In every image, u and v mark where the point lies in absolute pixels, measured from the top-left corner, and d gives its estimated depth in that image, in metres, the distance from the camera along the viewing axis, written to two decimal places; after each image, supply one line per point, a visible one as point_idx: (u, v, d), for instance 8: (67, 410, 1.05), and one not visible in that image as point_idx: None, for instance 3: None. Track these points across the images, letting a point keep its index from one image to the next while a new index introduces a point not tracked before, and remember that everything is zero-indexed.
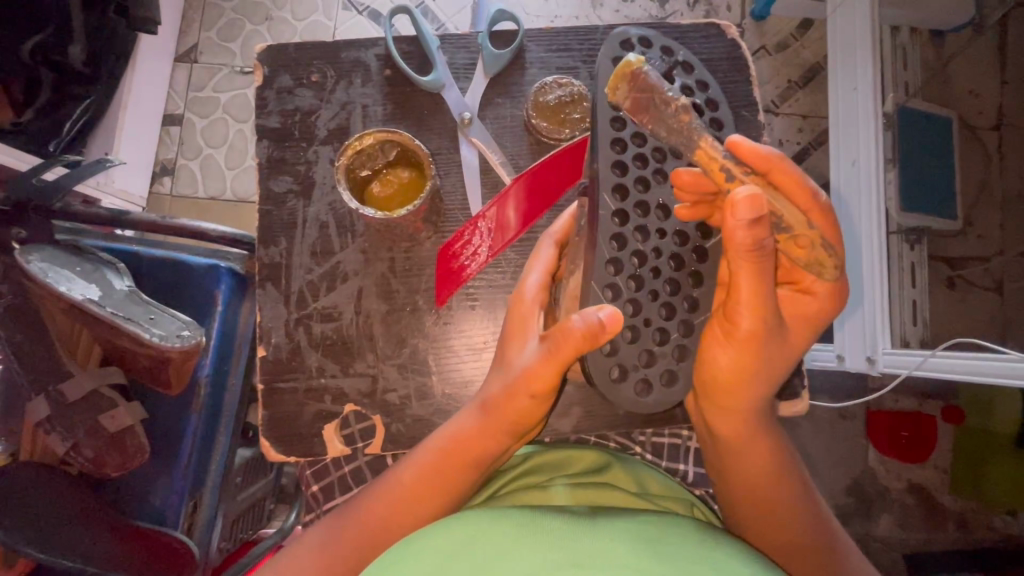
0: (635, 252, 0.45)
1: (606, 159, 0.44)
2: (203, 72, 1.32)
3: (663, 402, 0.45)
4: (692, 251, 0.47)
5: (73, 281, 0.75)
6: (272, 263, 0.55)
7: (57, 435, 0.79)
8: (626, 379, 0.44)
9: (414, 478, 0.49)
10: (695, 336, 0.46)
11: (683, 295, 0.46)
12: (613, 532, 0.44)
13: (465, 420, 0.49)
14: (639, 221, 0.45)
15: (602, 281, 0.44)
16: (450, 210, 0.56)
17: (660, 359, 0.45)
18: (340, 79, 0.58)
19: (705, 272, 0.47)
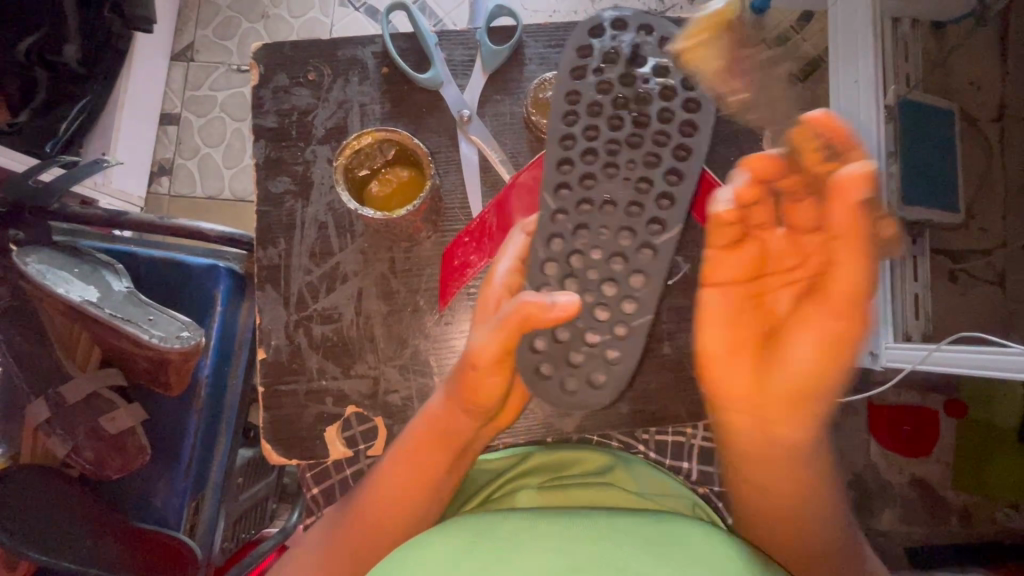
0: (574, 251, 0.46)
1: (553, 156, 0.47)
2: (199, 70, 1.31)
3: (589, 403, 0.44)
4: (642, 248, 0.46)
5: (71, 283, 0.75)
6: (270, 264, 0.55)
7: (58, 438, 0.78)
8: (553, 376, 0.44)
9: (398, 472, 0.49)
10: (628, 340, 0.45)
11: (623, 295, 0.45)
12: (612, 533, 0.43)
13: (436, 401, 0.50)
14: (582, 218, 0.46)
15: (537, 281, 0.46)
16: (449, 209, 0.56)
17: (591, 359, 0.44)
18: (337, 77, 0.57)
19: (651, 271, 0.45)
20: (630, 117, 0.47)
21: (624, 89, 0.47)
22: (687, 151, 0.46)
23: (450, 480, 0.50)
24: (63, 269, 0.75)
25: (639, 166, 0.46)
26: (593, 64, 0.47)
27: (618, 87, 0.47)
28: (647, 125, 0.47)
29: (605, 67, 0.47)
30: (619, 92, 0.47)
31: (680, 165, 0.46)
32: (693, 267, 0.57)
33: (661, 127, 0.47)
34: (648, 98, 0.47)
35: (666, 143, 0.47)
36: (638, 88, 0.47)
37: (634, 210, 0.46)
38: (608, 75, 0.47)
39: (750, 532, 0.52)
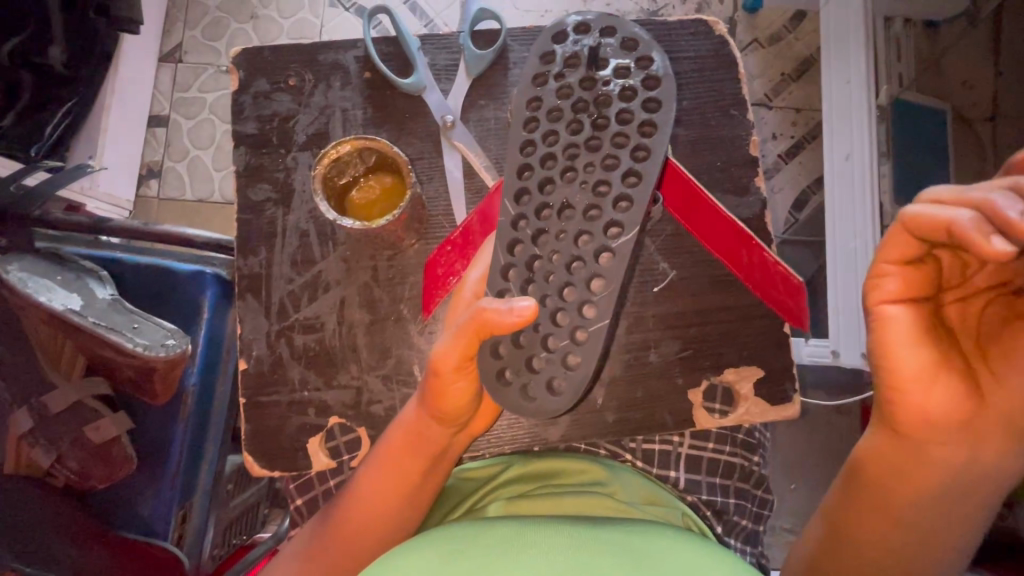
0: (533, 258, 0.45)
1: (512, 163, 0.46)
2: (188, 72, 1.29)
3: (545, 409, 0.42)
4: (599, 252, 0.44)
5: (53, 292, 0.74)
6: (251, 273, 0.54)
7: (42, 448, 0.77)
8: (512, 382, 0.43)
9: (376, 478, 0.49)
10: (588, 345, 0.42)
11: (580, 300, 0.43)
12: (592, 540, 0.43)
13: (409, 407, 0.50)
14: (541, 224, 0.45)
15: (497, 287, 0.45)
16: (433, 216, 0.55)
17: (548, 364, 0.42)
18: (319, 82, 0.56)
19: (608, 275, 0.43)
20: (588, 120, 0.46)
21: (584, 92, 0.46)
22: (646, 152, 0.44)
23: (427, 490, 0.50)
24: (45, 277, 0.75)
25: (598, 169, 0.45)
26: (554, 70, 0.47)
27: (578, 91, 0.46)
28: (606, 127, 0.45)
29: (566, 72, 0.47)
30: (579, 95, 0.46)
31: (637, 166, 0.44)
32: (680, 274, 0.56)
33: (620, 129, 0.45)
34: (607, 100, 0.46)
35: (625, 144, 0.45)
36: (598, 90, 0.46)
37: (592, 214, 0.44)
38: (568, 80, 0.46)
39: (852, 544, 0.46)
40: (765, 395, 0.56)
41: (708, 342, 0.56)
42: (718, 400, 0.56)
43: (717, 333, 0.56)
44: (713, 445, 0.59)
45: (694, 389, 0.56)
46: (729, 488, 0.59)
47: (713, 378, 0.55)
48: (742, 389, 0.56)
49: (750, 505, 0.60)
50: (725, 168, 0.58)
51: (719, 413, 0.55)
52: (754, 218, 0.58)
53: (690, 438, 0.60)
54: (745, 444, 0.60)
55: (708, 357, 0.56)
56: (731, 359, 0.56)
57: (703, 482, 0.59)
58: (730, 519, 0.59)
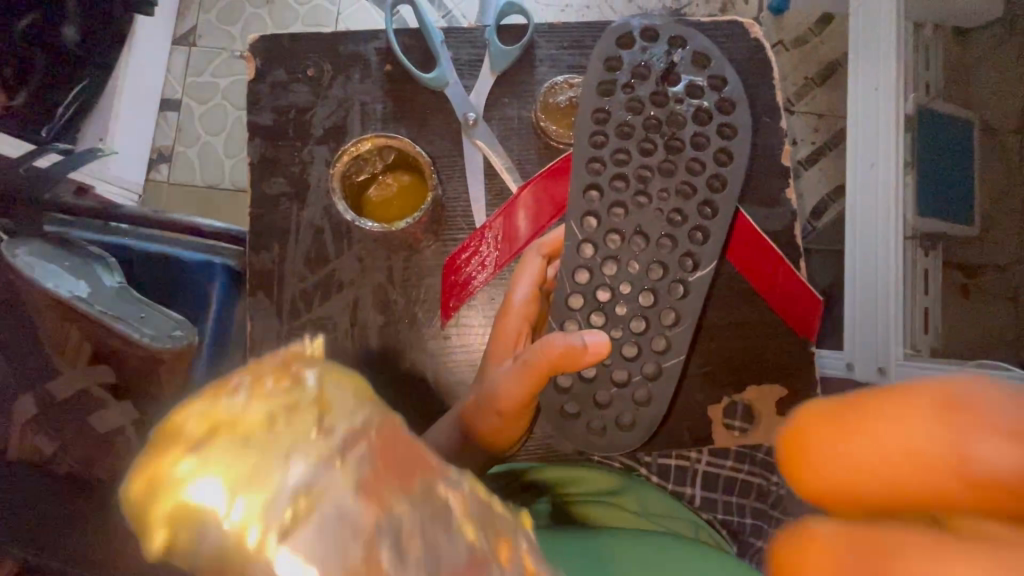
0: (602, 285, 0.44)
1: (579, 182, 0.44)
2: (201, 56, 1.28)
3: (618, 441, 0.44)
4: (674, 285, 0.45)
5: (60, 278, 0.75)
6: (263, 269, 0.52)
7: (44, 437, 0.75)
8: (580, 415, 0.43)
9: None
10: (660, 380, 0.45)
11: (654, 334, 0.45)
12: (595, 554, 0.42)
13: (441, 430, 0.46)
14: (610, 251, 0.44)
15: (561, 316, 0.44)
16: (451, 217, 0.53)
17: (618, 401, 0.44)
18: (337, 73, 0.55)
19: (683, 309, 0.45)
20: (661, 141, 0.45)
21: (656, 110, 0.45)
22: (721, 181, 0.45)
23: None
24: (52, 263, 0.75)
25: (671, 198, 0.45)
26: (623, 80, 0.45)
27: (649, 107, 0.45)
28: (679, 152, 0.45)
29: (634, 83, 0.45)
30: (650, 112, 0.45)
31: (713, 197, 0.45)
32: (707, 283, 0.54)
33: (694, 154, 0.45)
34: (681, 120, 0.45)
35: (700, 171, 0.45)
36: (671, 108, 0.45)
37: (667, 245, 0.45)
38: (638, 92, 0.45)
39: None
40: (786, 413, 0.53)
41: (729, 358, 0.54)
42: (738, 418, 0.54)
43: (737, 344, 0.54)
44: (732, 463, 0.56)
45: (714, 405, 0.54)
46: (746, 508, 0.57)
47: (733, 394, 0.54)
48: (762, 408, 0.54)
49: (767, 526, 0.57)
50: (755, 177, 0.56)
51: (739, 431, 0.54)
52: (784, 230, 0.56)
53: (708, 455, 0.57)
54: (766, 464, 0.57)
55: (728, 371, 0.54)
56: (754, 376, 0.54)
57: (719, 501, 0.57)
58: (745, 541, 0.56)
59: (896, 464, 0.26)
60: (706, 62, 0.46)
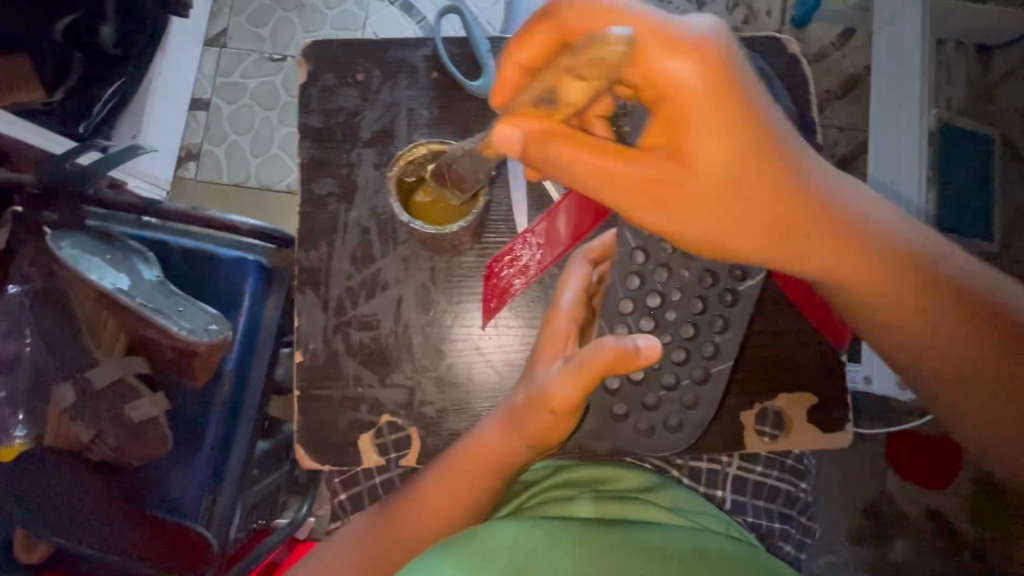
0: (653, 291, 0.43)
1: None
2: (232, 57, 1.30)
3: (664, 446, 0.43)
4: (725, 294, 0.43)
5: (103, 270, 0.76)
6: (311, 266, 0.54)
7: (83, 423, 0.79)
8: (627, 417, 0.43)
9: (439, 484, 0.47)
10: (711, 387, 0.43)
11: (703, 341, 0.43)
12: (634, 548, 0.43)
13: (484, 428, 0.47)
14: (662, 258, 0.43)
15: (613, 319, 0.43)
16: (493, 221, 0.54)
17: (667, 404, 0.43)
18: (385, 79, 0.56)
19: (733, 317, 0.43)
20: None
21: None
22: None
23: (490, 501, 0.48)
24: (95, 256, 0.77)
25: None
26: None
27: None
28: None
29: None
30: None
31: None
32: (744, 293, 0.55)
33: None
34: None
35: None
36: None
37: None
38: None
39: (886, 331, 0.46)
40: (818, 422, 0.55)
41: (763, 365, 0.54)
42: (769, 425, 0.54)
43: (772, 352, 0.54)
44: (762, 467, 0.58)
45: (746, 412, 0.54)
46: (773, 511, 0.58)
47: (766, 402, 0.54)
48: (795, 416, 0.54)
49: (793, 530, 0.59)
50: None
51: (769, 437, 0.54)
52: None
53: (739, 459, 0.59)
54: (793, 470, 0.59)
55: (764, 378, 0.54)
56: (788, 384, 0.54)
57: (748, 504, 0.58)
58: (775, 544, 0.58)
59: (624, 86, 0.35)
60: (757, 76, 0.46)
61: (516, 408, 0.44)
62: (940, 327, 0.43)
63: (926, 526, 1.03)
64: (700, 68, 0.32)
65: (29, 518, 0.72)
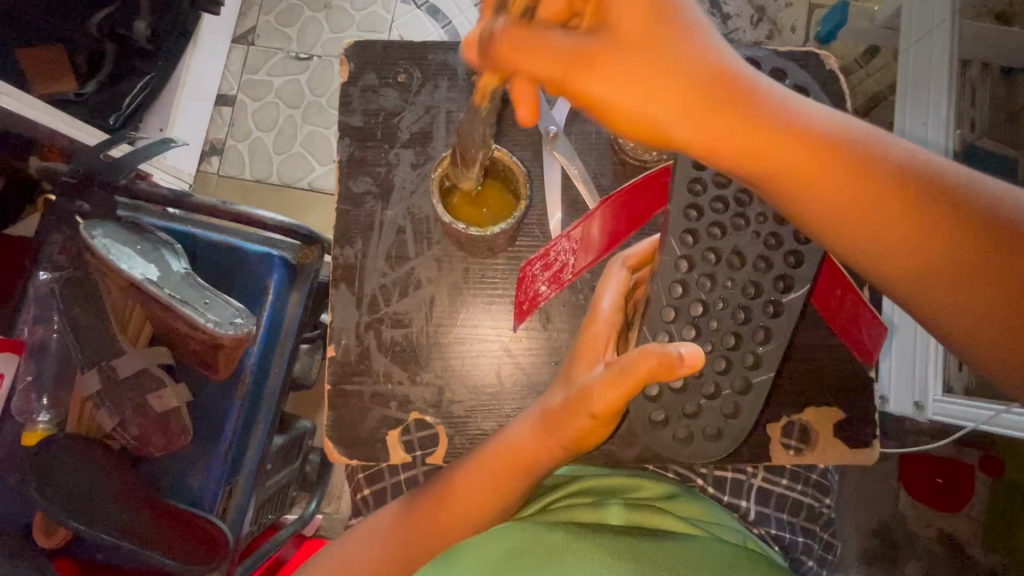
0: (696, 301, 0.43)
1: (679, 203, 0.42)
2: (259, 55, 1.32)
3: (702, 454, 0.42)
4: (767, 305, 0.43)
5: (134, 260, 0.77)
6: (347, 263, 0.54)
7: (106, 410, 0.81)
8: (668, 424, 0.42)
9: (469, 482, 0.48)
10: (750, 396, 0.42)
11: (744, 351, 0.43)
12: (659, 552, 0.43)
13: (521, 428, 0.47)
14: (706, 269, 0.42)
15: (655, 326, 0.42)
16: (527, 225, 0.55)
17: (707, 413, 0.42)
18: (426, 81, 0.57)
19: (775, 329, 0.43)
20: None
21: None
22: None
23: (518, 501, 0.48)
24: (127, 246, 0.77)
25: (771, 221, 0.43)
26: None
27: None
28: None
29: None
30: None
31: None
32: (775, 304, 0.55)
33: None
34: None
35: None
36: None
37: (762, 266, 0.43)
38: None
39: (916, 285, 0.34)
40: (845, 438, 0.54)
41: (791, 377, 0.54)
42: (795, 437, 0.54)
43: (803, 367, 0.54)
44: (786, 481, 0.58)
45: (773, 423, 0.54)
46: (796, 525, 0.58)
47: (793, 415, 0.54)
48: (821, 430, 0.54)
49: (815, 544, 0.58)
50: None
51: (796, 450, 0.54)
52: None
53: (764, 471, 0.59)
54: (818, 485, 0.59)
55: (793, 392, 0.54)
56: (816, 397, 0.54)
57: (772, 516, 0.58)
58: (797, 558, 0.57)
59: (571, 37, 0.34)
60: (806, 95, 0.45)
61: (553, 410, 0.45)
62: (957, 259, 0.32)
63: (938, 549, 1.02)
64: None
65: (47, 501, 0.73)
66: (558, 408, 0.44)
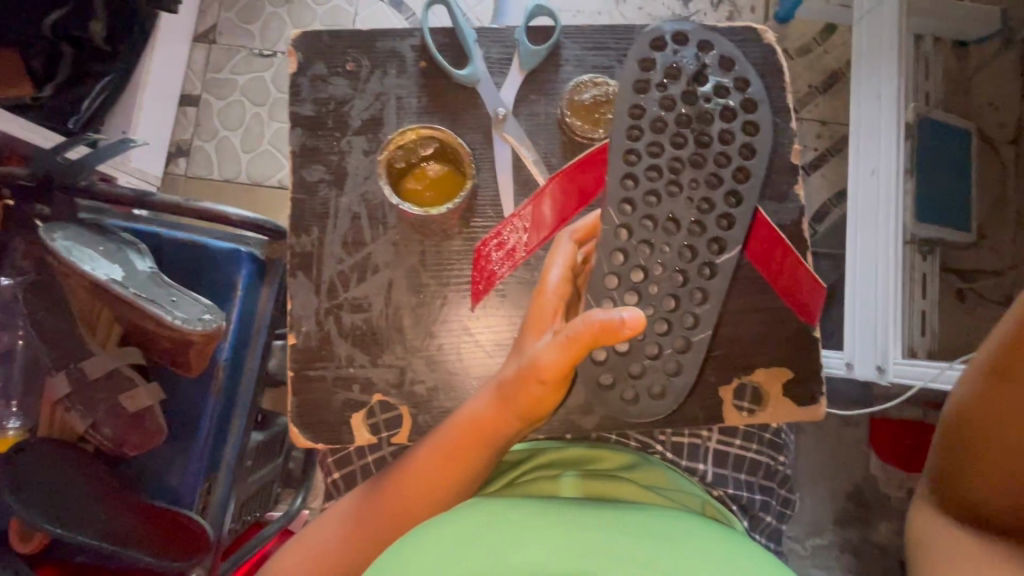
0: (637, 267, 0.44)
1: (615, 173, 0.44)
2: (221, 53, 1.31)
3: (649, 411, 0.44)
4: (702, 267, 0.45)
5: (97, 261, 0.76)
6: (304, 251, 0.55)
7: (78, 413, 0.79)
8: (615, 386, 0.44)
9: (430, 458, 0.49)
10: (690, 353, 0.45)
11: (684, 311, 0.45)
12: (614, 513, 0.44)
13: (479, 403, 0.48)
14: (644, 235, 0.44)
15: (598, 294, 0.44)
16: (480, 206, 0.56)
17: (651, 372, 0.44)
18: (375, 68, 0.58)
19: (712, 289, 0.45)
20: (691, 135, 0.45)
21: (686, 107, 0.45)
22: (745, 174, 0.45)
23: (479, 475, 0.49)
24: (89, 247, 0.76)
25: (702, 187, 0.45)
26: (657, 79, 0.45)
27: (681, 105, 0.45)
28: (707, 146, 0.45)
29: (667, 82, 0.45)
30: (682, 109, 0.45)
31: (738, 187, 0.45)
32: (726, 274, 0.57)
33: (722, 148, 0.45)
34: (710, 117, 0.45)
35: (727, 164, 0.45)
36: (700, 106, 0.45)
37: (696, 230, 0.45)
38: (671, 92, 0.45)
39: None
40: (794, 396, 0.57)
41: (739, 340, 0.56)
42: (747, 399, 0.56)
43: (750, 331, 0.56)
44: (740, 441, 0.61)
45: (725, 386, 0.56)
46: (754, 484, 0.61)
47: (743, 376, 0.56)
48: (771, 389, 0.56)
49: (773, 502, 0.61)
50: (768, 173, 0.58)
51: (748, 411, 0.56)
52: (799, 229, 0.58)
53: (718, 433, 0.61)
54: (772, 444, 0.62)
55: (743, 355, 0.56)
56: (763, 359, 0.56)
57: (729, 476, 0.61)
58: (756, 515, 0.60)
59: None
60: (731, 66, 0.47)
61: (506, 381, 0.46)
62: None
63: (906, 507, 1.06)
64: None
65: (26, 506, 0.73)
66: (514, 377, 0.46)
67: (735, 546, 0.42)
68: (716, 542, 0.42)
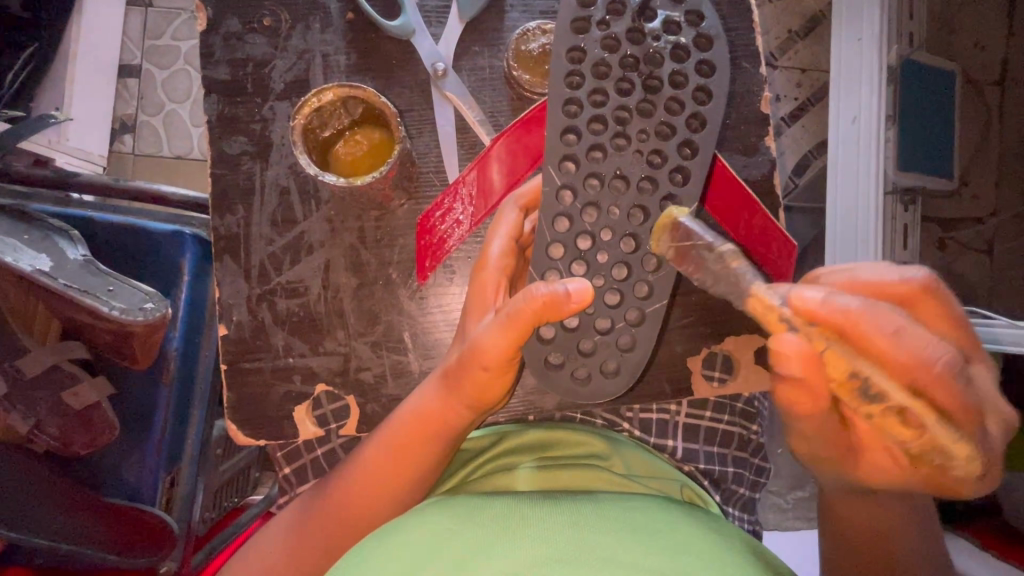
0: (583, 233, 0.41)
1: (554, 127, 0.40)
2: (160, 17, 1.14)
3: (603, 391, 0.41)
4: (655, 230, 0.41)
5: (20, 252, 0.70)
6: (229, 233, 0.50)
7: (20, 414, 0.74)
8: (564, 365, 0.41)
9: (379, 456, 0.45)
10: (645, 326, 0.41)
11: (635, 280, 0.41)
12: (573, 501, 0.41)
13: (426, 389, 0.45)
14: (589, 197, 0.41)
15: (542, 266, 0.41)
16: (422, 173, 0.51)
17: (603, 349, 0.41)
18: (296, 23, 0.51)
19: (665, 254, 0.41)
20: (638, 80, 0.41)
21: (632, 48, 0.41)
22: (701, 121, 0.41)
23: (433, 471, 0.46)
24: (11, 237, 0.70)
25: (652, 138, 0.41)
26: (599, 15, 0.40)
27: (626, 45, 0.41)
28: (656, 91, 0.41)
29: (610, 20, 0.41)
30: (627, 51, 0.41)
31: (693, 137, 0.41)
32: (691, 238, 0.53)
33: (673, 93, 0.41)
34: (658, 58, 0.41)
35: (679, 111, 0.41)
36: (648, 46, 0.41)
37: (646, 187, 0.41)
38: (614, 30, 0.40)
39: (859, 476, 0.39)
40: (765, 363, 0.54)
41: (705, 309, 0.53)
42: (717, 369, 0.53)
43: (715, 298, 0.53)
44: (711, 413, 0.58)
45: (692, 356, 0.53)
46: (727, 456, 0.59)
47: (712, 346, 0.53)
48: (741, 358, 0.53)
49: (746, 473, 0.59)
50: (735, 127, 0.53)
51: (718, 381, 0.53)
52: (768, 186, 0.53)
53: (687, 407, 0.59)
54: (744, 413, 0.59)
55: (709, 324, 0.53)
56: (731, 327, 0.53)
57: (700, 451, 0.58)
58: (728, 487, 0.58)
59: (879, 359, 0.32)
60: None
61: (452, 368, 0.43)
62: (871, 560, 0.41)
63: None
64: (897, 354, 0.31)
65: None
66: (458, 361, 0.42)
67: (705, 531, 0.39)
68: (683, 528, 0.39)
